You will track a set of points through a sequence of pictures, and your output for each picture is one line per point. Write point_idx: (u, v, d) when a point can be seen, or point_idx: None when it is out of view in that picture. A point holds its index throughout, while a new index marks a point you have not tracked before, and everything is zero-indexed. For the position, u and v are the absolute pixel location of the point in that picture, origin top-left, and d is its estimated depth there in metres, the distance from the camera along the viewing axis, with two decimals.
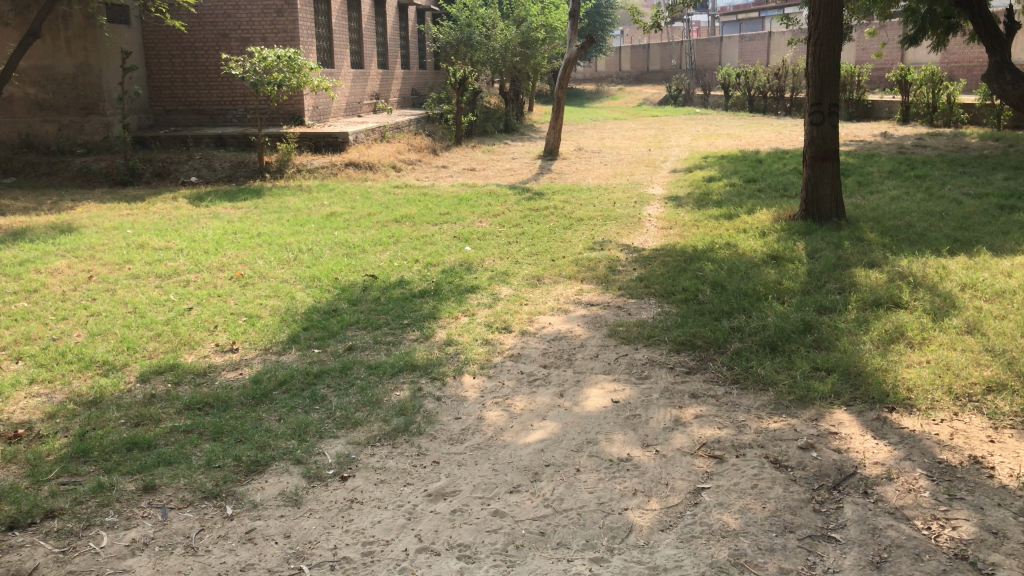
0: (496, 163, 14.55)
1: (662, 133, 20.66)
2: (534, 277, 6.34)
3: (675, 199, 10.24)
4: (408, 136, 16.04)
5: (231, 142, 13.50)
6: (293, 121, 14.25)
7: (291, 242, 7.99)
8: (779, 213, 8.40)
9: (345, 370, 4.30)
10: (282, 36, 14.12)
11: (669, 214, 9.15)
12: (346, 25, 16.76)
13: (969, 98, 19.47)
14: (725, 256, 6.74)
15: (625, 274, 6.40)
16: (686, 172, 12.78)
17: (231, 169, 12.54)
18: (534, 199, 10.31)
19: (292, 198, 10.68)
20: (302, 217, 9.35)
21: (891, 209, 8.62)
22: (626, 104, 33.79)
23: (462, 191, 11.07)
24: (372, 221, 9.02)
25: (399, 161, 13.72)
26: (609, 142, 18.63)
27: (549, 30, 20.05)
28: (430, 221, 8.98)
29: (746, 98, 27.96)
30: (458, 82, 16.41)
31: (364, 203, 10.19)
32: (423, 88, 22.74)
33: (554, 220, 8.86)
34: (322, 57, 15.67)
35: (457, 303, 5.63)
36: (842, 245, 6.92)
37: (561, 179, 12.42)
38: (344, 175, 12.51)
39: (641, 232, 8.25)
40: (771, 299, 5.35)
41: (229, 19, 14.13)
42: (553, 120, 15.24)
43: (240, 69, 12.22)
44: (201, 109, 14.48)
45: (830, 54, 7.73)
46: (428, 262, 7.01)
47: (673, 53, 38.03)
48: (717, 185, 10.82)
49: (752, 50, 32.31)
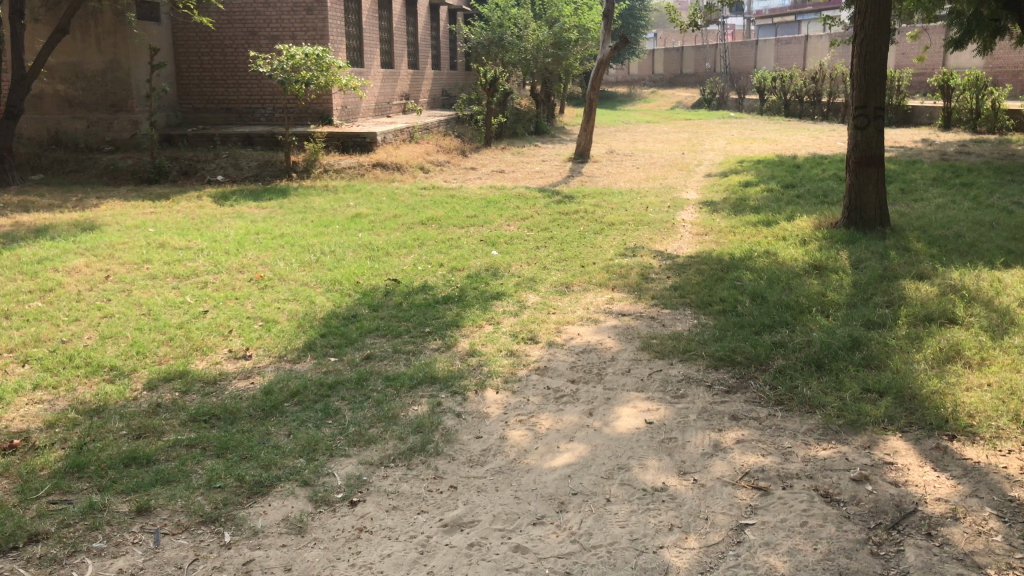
0: (526, 165, 14.30)
1: (695, 137, 20.28)
2: (563, 284, 6.07)
3: (710, 204, 9.92)
4: (437, 136, 15.84)
5: (258, 141, 13.38)
6: (321, 120, 14.10)
7: (314, 243, 7.79)
8: (820, 220, 8.04)
9: (362, 382, 4.06)
10: (311, 35, 13.99)
11: (704, 220, 8.83)
12: (376, 24, 16.60)
13: (1015, 104, 18.90)
14: (763, 265, 6.42)
15: (658, 282, 6.11)
16: (721, 176, 12.43)
17: (258, 168, 12.40)
18: (564, 202, 10.04)
19: (317, 199, 10.50)
20: (326, 218, 9.15)
21: (938, 218, 8.25)
22: (658, 107, 33.39)
23: (490, 193, 10.83)
24: (398, 223, 8.81)
25: (427, 162, 13.51)
26: (641, 145, 18.29)
27: (582, 31, 19.76)
28: (456, 224, 8.74)
29: (782, 102, 27.46)
30: (489, 83, 16.18)
31: (390, 204, 9.99)
32: (453, 89, 22.55)
33: (585, 224, 8.59)
34: (351, 56, 15.51)
35: (481, 311, 5.38)
36: (888, 255, 6.58)
37: (592, 182, 12.13)
38: (371, 176, 12.32)
39: (675, 238, 7.95)
40: (814, 312, 5.03)
41: (258, 17, 14.05)
42: (585, 122, 14.96)
43: (268, 67, 12.08)
44: (230, 108, 14.38)
45: (877, 55, 7.36)
46: (453, 266, 6.77)
47: (707, 57, 37.55)
48: (753, 190, 10.48)
49: (788, 53, 31.77)
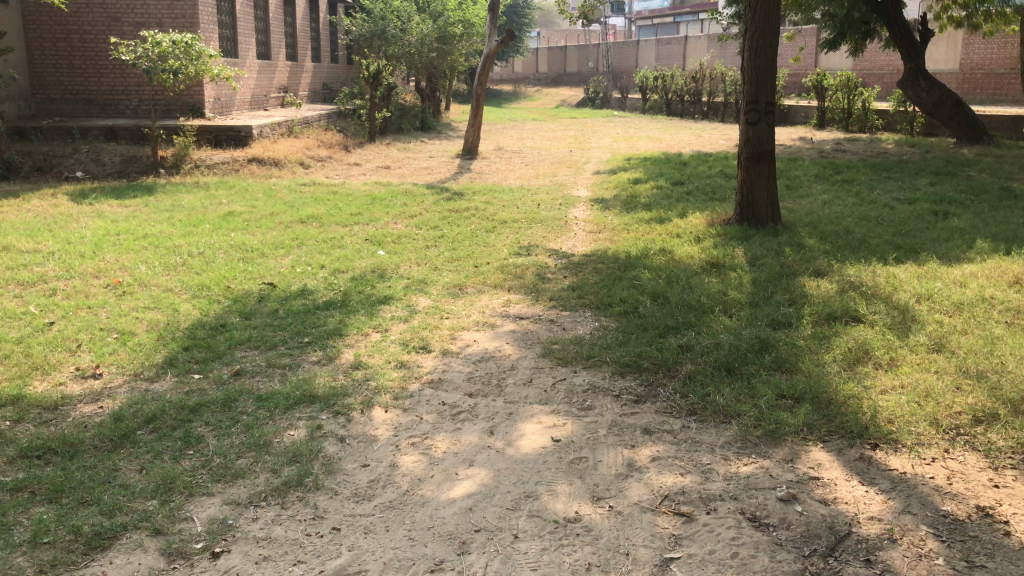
0: (412, 161, 13.84)
1: (582, 135, 20.26)
2: (455, 285, 5.69)
3: (601, 201, 9.74)
4: (318, 131, 15.17)
5: (122, 134, 12.42)
6: (191, 112, 13.22)
7: (181, 245, 7.14)
8: (712, 216, 7.93)
9: (229, 403, 3.57)
10: (179, 22, 13.26)
11: (596, 217, 8.63)
12: (251, 13, 15.78)
13: (883, 104, 19.70)
14: (661, 263, 6.22)
15: (554, 282, 5.81)
16: (610, 173, 12.32)
17: (122, 164, 11.49)
18: (453, 200, 9.65)
19: (187, 196, 9.75)
20: (196, 217, 8.47)
21: (825, 214, 8.29)
22: (543, 105, 33.41)
23: (375, 190, 10.32)
24: (275, 222, 8.22)
25: (308, 158, 12.86)
26: (529, 142, 18.09)
27: (467, 26, 19.40)
28: (338, 222, 8.23)
29: (663, 101, 27.88)
30: (372, 76, 15.60)
31: (267, 202, 9.36)
32: (334, 83, 21.78)
33: (475, 222, 8.24)
34: (224, 46, 14.65)
35: (366, 316, 4.93)
36: (783, 251, 6.49)
37: (480, 179, 11.79)
38: (246, 172, 11.60)
39: (568, 236, 7.70)
40: (718, 312, 4.83)
41: (121, 1, 13.02)
42: (472, 117, 14.60)
43: (130, 54, 11.17)
44: (91, 99, 13.30)
45: (767, 50, 7.32)
46: (335, 268, 6.29)
47: (590, 56, 37.84)
48: (644, 187, 10.38)
49: (668, 54, 32.31)
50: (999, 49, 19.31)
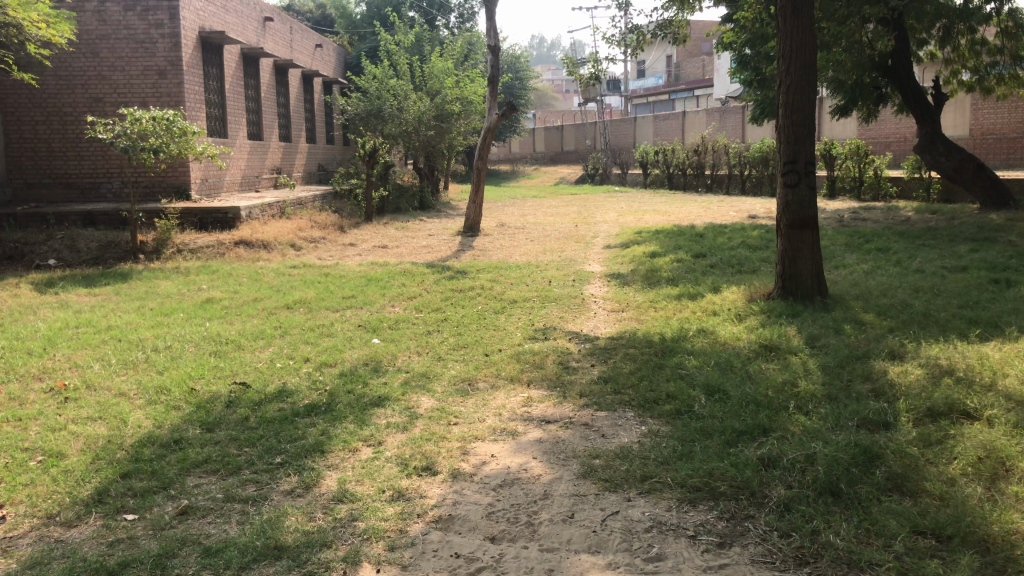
0: (411, 240, 13.04)
1: (586, 209, 19.53)
2: (464, 380, 4.75)
3: (619, 277, 8.88)
4: (311, 211, 14.42)
5: (100, 218, 11.64)
6: (176, 194, 12.50)
7: (147, 337, 6.23)
8: (750, 291, 7.05)
9: (163, 561, 2.61)
10: (165, 101, 12.63)
11: (616, 294, 7.76)
12: (241, 92, 15.23)
13: (896, 172, 19.07)
14: (703, 345, 5.32)
15: (581, 373, 4.88)
16: (622, 247, 11.49)
17: (98, 250, 10.65)
18: (456, 279, 8.78)
19: (164, 282, 8.89)
20: (170, 305, 7.59)
21: (873, 285, 7.41)
22: (542, 183, 32.94)
23: (371, 271, 9.47)
24: (257, 309, 7.34)
25: (299, 239, 12.06)
26: (532, 218, 17.34)
27: (465, 103, 18.88)
28: (328, 307, 7.35)
29: (665, 175, 27.37)
30: (368, 154, 14.96)
31: (251, 286, 8.51)
32: (329, 164, 21.23)
33: (482, 303, 7.36)
34: (213, 125, 14.04)
35: (356, 425, 3.98)
36: (843, 330, 5.59)
37: (484, 256, 10.95)
38: (232, 255, 10.78)
39: (587, 316, 6.81)
40: (792, 410, 3.89)
41: (104, 81, 12.44)
42: (472, 194, 13.86)
43: (106, 131, 10.40)
44: (70, 183, 12.59)
45: (804, 103, 6.54)
46: (321, 362, 5.37)
47: (587, 134, 37.55)
48: (662, 260, 9.54)
49: (667, 129, 31.92)
50: (1012, 110, 18.74)
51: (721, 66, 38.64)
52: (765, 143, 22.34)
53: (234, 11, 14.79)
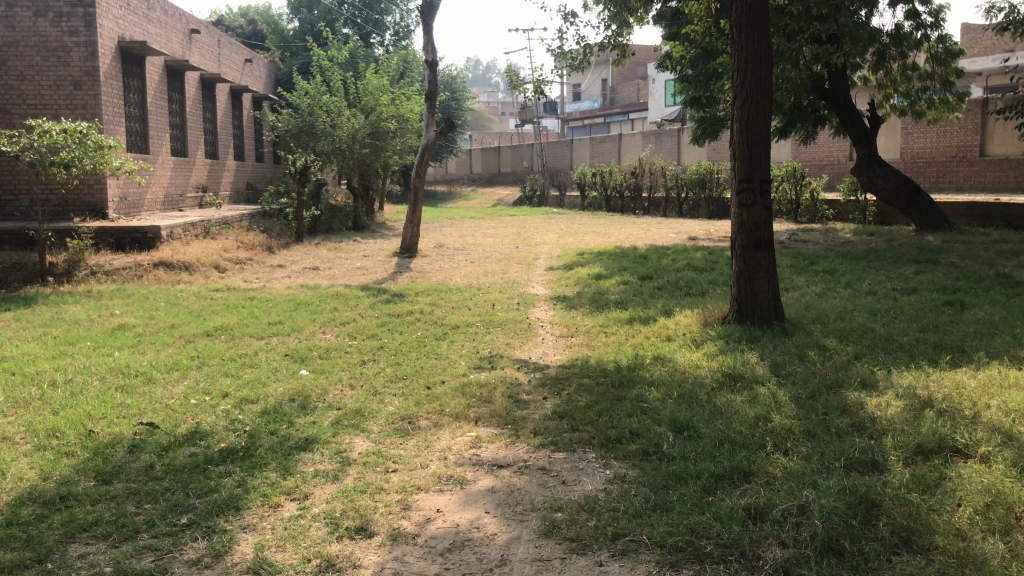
0: (344, 262, 12.45)
1: (525, 231, 19.18)
2: (403, 418, 4.25)
3: (564, 300, 8.49)
4: (239, 231, 13.73)
5: (5, 238, 10.80)
6: (90, 213, 11.70)
7: (44, 369, 5.57)
8: (705, 314, 6.71)
9: None
10: (79, 113, 11.84)
11: (563, 318, 7.35)
12: (164, 106, 14.47)
13: (831, 194, 19.20)
14: (664, 375, 4.92)
15: (534, 408, 4.43)
16: (565, 269, 11.12)
17: (2, 273, 9.83)
18: (392, 302, 8.27)
19: (72, 308, 8.17)
20: (76, 332, 6.90)
21: (828, 308, 7.15)
22: (479, 205, 32.55)
23: (300, 294, 8.90)
24: (173, 336, 6.71)
25: (225, 261, 11.39)
26: (471, 239, 16.88)
27: (401, 121, 18.35)
28: (253, 334, 6.76)
29: (603, 197, 27.26)
30: (299, 172, 14.32)
31: (168, 312, 7.87)
32: (259, 183, 20.48)
33: (422, 329, 6.87)
34: (133, 140, 13.28)
35: (279, 475, 3.46)
36: (807, 356, 5.25)
37: (422, 278, 10.46)
38: (151, 278, 10.07)
39: (534, 342, 6.37)
40: (770, 449, 3.51)
41: (11, 92, 11.60)
42: (409, 214, 13.34)
43: (11, 144, 9.63)
44: None
45: (760, 118, 6.26)
46: (242, 397, 4.80)
47: (524, 155, 37.36)
48: (608, 282, 9.18)
49: (604, 150, 31.91)
50: (939, 136, 18.96)
51: (656, 90, 38.92)
52: (702, 165, 22.37)
53: (157, 21, 14.07)
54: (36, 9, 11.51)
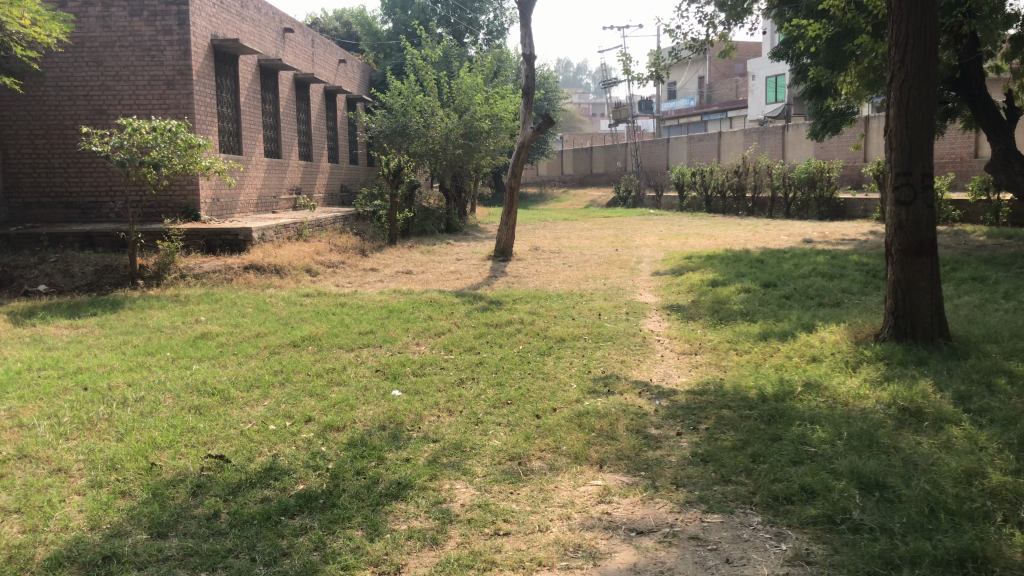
0: (437, 265, 11.90)
1: (623, 233, 18.31)
2: (513, 458, 3.54)
3: (680, 311, 7.64)
4: (331, 234, 13.34)
5: (98, 240, 10.60)
6: (183, 214, 11.45)
7: (117, 385, 5.06)
8: (853, 331, 5.80)
9: None
10: (172, 113, 11.61)
11: (683, 331, 6.53)
12: (257, 105, 14.22)
13: (958, 194, 17.67)
14: (824, 408, 4.07)
15: (672, 449, 3.67)
16: (673, 275, 10.25)
17: (94, 275, 9.59)
18: (490, 311, 7.60)
19: (157, 313, 7.79)
20: (157, 341, 6.44)
21: (998, 325, 6.10)
22: (572, 206, 31.80)
23: (392, 300, 8.31)
24: (257, 347, 6.17)
25: (316, 264, 10.94)
26: (567, 242, 16.13)
27: (494, 120, 17.61)
28: (341, 346, 6.17)
29: (703, 198, 26.13)
30: (392, 173, 13.81)
31: (255, 318, 7.39)
32: (352, 184, 20.24)
33: (525, 341, 6.17)
34: (226, 141, 13.04)
35: (365, 537, 2.79)
36: (998, 388, 4.30)
37: (520, 284, 9.77)
38: (241, 282, 9.67)
39: (654, 361, 5.58)
40: (1001, 524, 2.65)
41: (107, 92, 11.48)
42: (505, 215, 12.68)
43: (101, 143, 9.37)
44: (70, 202, 11.60)
45: (922, 102, 5.30)
46: (325, 423, 4.17)
47: (618, 155, 36.37)
48: (727, 290, 8.30)
49: (702, 149, 30.68)
50: None
51: (756, 87, 37.29)
52: (812, 163, 21.05)
53: (250, 19, 13.82)
54: (131, 8, 11.35)
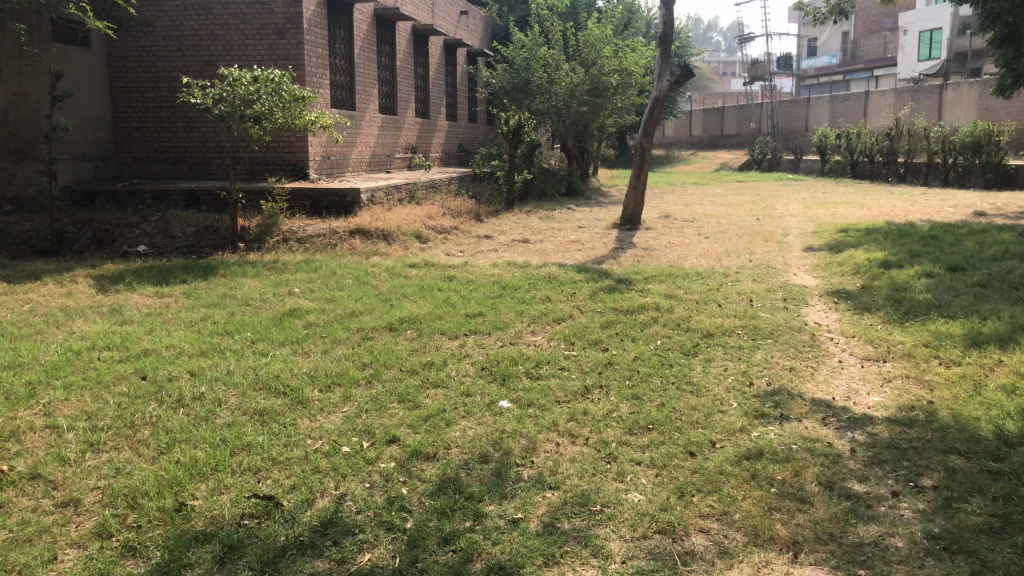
0: (558, 233, 10.88)
1: (760, 200, 16.76)
2: (664, 531, 2.49)
3: (847, 300, 6.37)
4: (445, 196, 12.49)
5: (203, 199, 10.10)
6: (292, 173, 10.80)
7: (180, 374, 4.30)
8: None
9: None
10: (282, 64, 10.94)
11: (860, 330, 5.30)
12: (372, 58, 13.44)
13: None
14: None
15: (896, 528, 2.53)
16: (829, 253, 8.89)
17: (195, 237, 9.07)
18: (618, 292, 6.55)
19: (251, 282, 7.11)
20: (240, 318, 5.69)
21: None
22: (701, 170, 30.10)
23: (506, 274, 7.36)
24: (348, 330, 5.32)
25: (427, 229, 10.11)
26: (700, 209, 14.78)
27: (623, 76, 16.24)
28: (443, 332, 5.24)
29: (847, 162, 24.05)
30: (511, 131, 12.80)
31: (353, 291, 6.58)
32: (471, 144, 19.40)
33: (663, 336, 5.08)
34: (339, 95, 12.32)
35: None
36: None
37: (650, 258, 8.64)
38: (345, 247, 8.93)
39: (831, 373, 4.40)
40: None
41: (217, 42, 10.93)
42: (633, 180, 11.48)
43: (202, 95, 8.73)
44: (179, 158, 11.16)
45: None
46: (411, 447, 3.23)
47: (751, 116, 34.19)
48: (904, 274, 6.95)
49: (847, 110, 28.30)
50: None
51: (908, 43, 34.27)
52: (978, 126, 18.79)
53: None
54: None
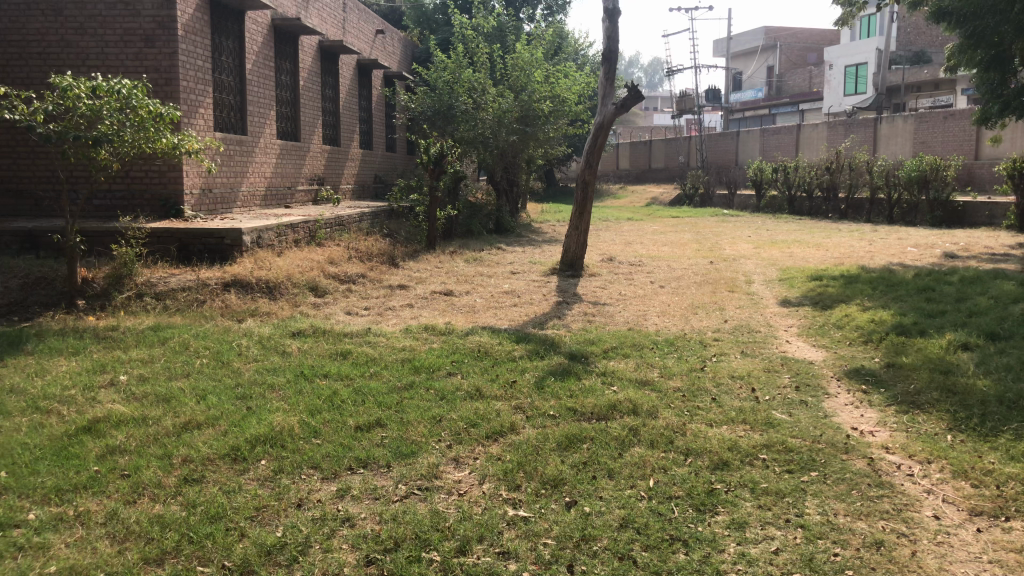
0: (486, 282, 9.13)
1: (704, 238, 15.36)
2: None
3: (879, 387, 4.75)
4: (353, 235, 10.63)
5: (42, 241, 8.03)
6: (160, 209, 8.79)
7: None
8: None
9: None
10: (151, 78, 8.95)
11: (929, 449, 3.64)
12: (269, 73, 11.53)
13: None
14: None
15: None
16: (815, 309, 7.36)
17: (20, 292, 6.95)
18: (573, 377, 4.79)
19: (62, 363, 5.08)
20: (7, 437, 3.69)
21: None
22: (632, 204, 28.88)
23: (421, 348, 5.53)
24: (169, 463, 3.40)
25: (327, 279, 8.22)
26: (643, 249, 13.23)
27: (556, 102, 14.70)
28: (317, 466, 3.37)
29: (785, 197, 23.05)
30: (432, 161, 11.00)
31: (204, 381, 4.65)
32: (388, 175, 17.54)
33: (652, 468, 3.33)
34: (227, 118, 10.39)
35: None
36: None
37: (602, 316, 6.98)
38: (216, 305, 6.98)
39: (941, 552, 2.71)
40: None
41: (70, 50, 8.86)
42: (574, 219, 9.80)
43: (24, 109, 6.68)
44: (21, 190, 9.00)
45: None
46: None
47: (680, 149, 33.21)
48: (935, 346, 5.40)
49: (778, 144, 27.44)
50: None
51: (833, 77, 33.98)
52: (924, 160, 17.84)
53: None
54: None
